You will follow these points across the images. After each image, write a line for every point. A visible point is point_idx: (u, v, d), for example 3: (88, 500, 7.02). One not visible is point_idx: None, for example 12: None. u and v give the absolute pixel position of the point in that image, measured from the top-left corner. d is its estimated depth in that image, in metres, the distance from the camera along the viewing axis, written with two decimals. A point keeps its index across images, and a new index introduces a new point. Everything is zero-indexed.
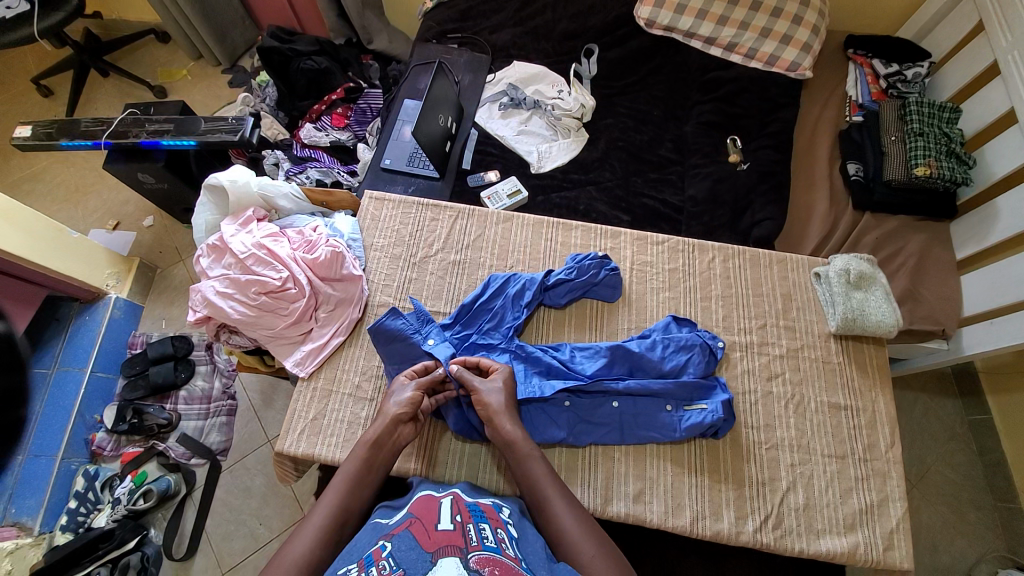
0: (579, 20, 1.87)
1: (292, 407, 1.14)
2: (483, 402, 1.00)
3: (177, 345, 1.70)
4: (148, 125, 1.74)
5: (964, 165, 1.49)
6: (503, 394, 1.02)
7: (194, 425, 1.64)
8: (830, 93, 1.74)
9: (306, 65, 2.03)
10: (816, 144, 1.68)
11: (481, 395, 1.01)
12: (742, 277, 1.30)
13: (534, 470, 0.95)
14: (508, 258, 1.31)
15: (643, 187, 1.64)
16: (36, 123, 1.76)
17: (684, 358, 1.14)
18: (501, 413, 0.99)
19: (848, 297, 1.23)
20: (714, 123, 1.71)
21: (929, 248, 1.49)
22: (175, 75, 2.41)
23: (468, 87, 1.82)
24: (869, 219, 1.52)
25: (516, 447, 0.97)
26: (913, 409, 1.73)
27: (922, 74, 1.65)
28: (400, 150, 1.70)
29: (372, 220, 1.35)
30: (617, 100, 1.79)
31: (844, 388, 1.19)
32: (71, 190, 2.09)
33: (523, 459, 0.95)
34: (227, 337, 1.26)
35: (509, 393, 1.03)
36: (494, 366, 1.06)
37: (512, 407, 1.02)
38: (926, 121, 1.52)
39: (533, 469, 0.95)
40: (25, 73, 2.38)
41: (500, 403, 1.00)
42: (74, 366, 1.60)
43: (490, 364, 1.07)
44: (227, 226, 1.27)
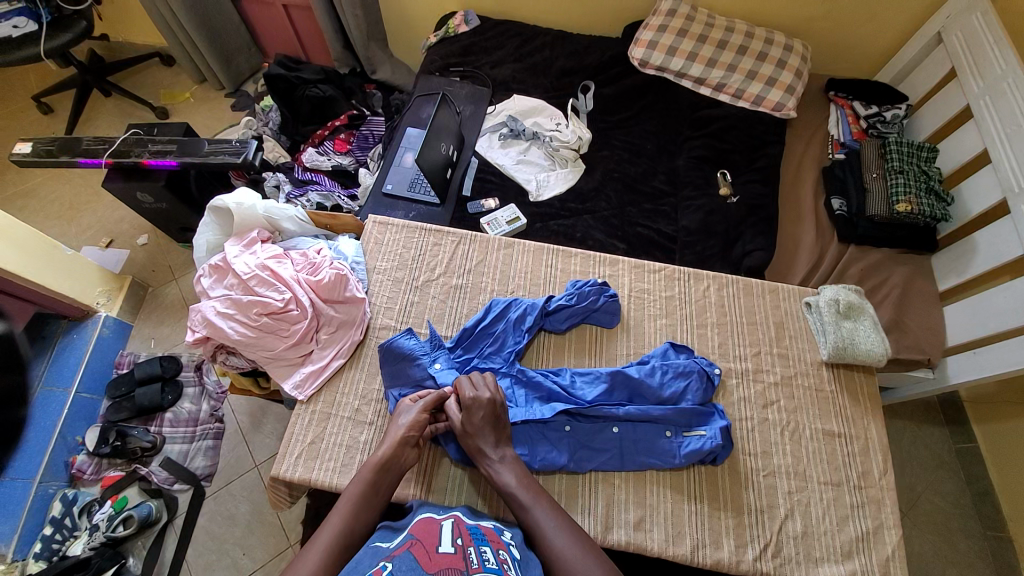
0: (576, 58, 1.97)
1: (290, 430, 1.12)
2: (466, 434, 1.01)
3: (165, 365, 1.67)
4: (151, 145, 1.76)
5: (942, 202, 1.57)
6: (480, 422, 1.02)
7: (179, 449, 1.59)
8: (813, 132, 1.85)
9: (312, 92, 2.09)
10: (801, 179, 1.77)
11: (463, 428, 1.02)
12: (735, 305, 1.34)
13: (517, 496, 0.95)
14: (508, 284, 1.33)
15: (638, 217, 1.69)
16: (37, 140, 1.76)
17: (682, 384, 1.15)
18: (482, 442, 1.01)
19: (839, 326, 1.27)
20: (705, 157, 1.79)
21: (912, 279, 1.56)
22: (177, 97, 2.45)
23: (469, 118, 1.88)
24: (853, 250, 1.59)
25: (499, 475, 0.98)
26: (901, 437, 1.76)
27: (900, 116, 1.75)
28: (402, 175, 1.74)
29: (375, 244, 1.37)
30: (613, 133, 1.86)
31: (837, 416, 1.22)
32: (65, 207, 2.08)
33: (505, 489, 0.96)
34: (223, 358, 1.25)
35: (495, 418, 1.03)
36: (470, 393, 1.03)
37: (495, 433, 1.02)
38: (906, 159, 1.60)
39: (517, 495, 0.95)
40: (25, 91, 2.40)
41: (480, 432, 1.01)
42: (59, 385, 1.56)
43: (472, 395, 1.03)
44: (231, 246, 1.27)
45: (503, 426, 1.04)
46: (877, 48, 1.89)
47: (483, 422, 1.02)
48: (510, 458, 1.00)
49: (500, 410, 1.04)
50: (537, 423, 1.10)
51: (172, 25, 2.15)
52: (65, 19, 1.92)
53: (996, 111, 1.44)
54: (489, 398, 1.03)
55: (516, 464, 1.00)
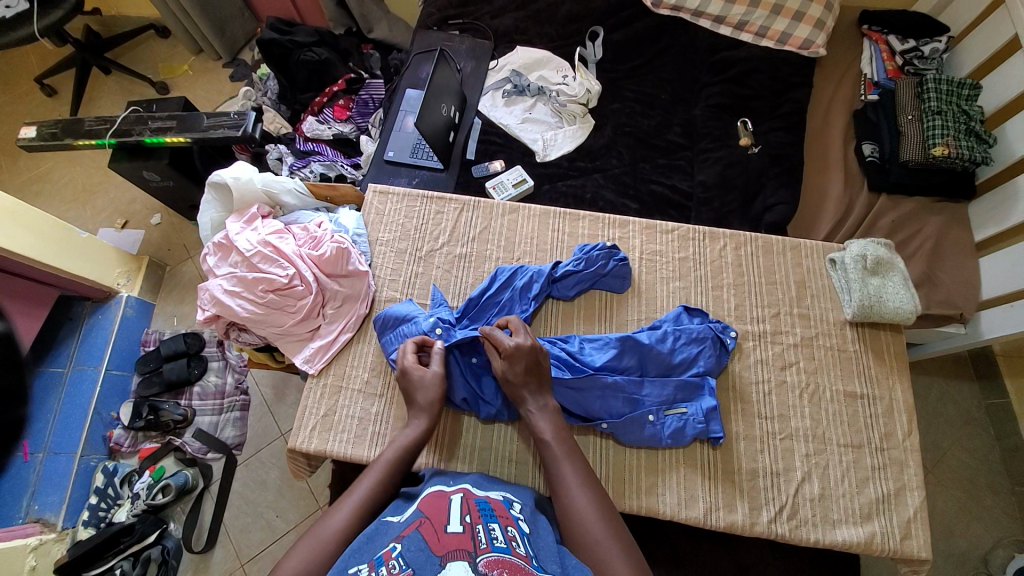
0: (583, 1, 1.82)
1: (303, 403, 1.14)
2: (508, 383, 1.01)
3: (189, 341, 1.71)
4: (151, 122, 1.72)
5: (984, 144, 1.44)
6: (522, 373, 1.01)
7: (209, 420, 1.66)
8: (844, 71, 1.69)
9: (306, 56, 2.00)
10: (830, 125, 1.64)
11: (505, 377, 1.02)
12: (754, 266, 1.27)
13: (551, 447, 0.95)
14: (514, 251, 1.29)
15: (652, 174, 1.60)
16: (40, 124, 1.75)
17: (695, 350, 1.12)
18: (525, 391, 1.01)
19: (865, 284, 1.19)
20: (725, 106, 1.66)
21: (947, 229, 1.46)
22: (176, 71, 2.39)
23: (470, 75, 1.78)
24: (885, 201, 1.49)
25: (534, 422, 0.98)
26: (928, 394, 1.70)
27: (940, 50, 1.59)
28: (403, 141, 1.68)
29: (376, 214, 1.33)
30: (624, 84, 1.74)
31: (860, 376, 1.17)
32: (78, 190, 2.10)
33: (540, 436, 0.97)
34: (235, 335, 1.26)
35: (535, 360, 1.03)
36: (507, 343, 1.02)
37: (537, 380, 1.02)
38: (944, 99, 1.46)
39: (551, 446, 0.95)
40: (27, 72, 2.38)
41: (523, 383, 1.01)
42: (89, 364, 1.62)
43: (513, 343, 1.02)
44: (232, 224, 1.26)
45: (544, 375, 1.04)
46: None
47: (525, 372, 1.01)
48: (549, 407, 1.00)
49: (541, 357, 1.03)
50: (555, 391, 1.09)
51: None
52: None
53: None
54: (534, 343, 1.04)
55: (554, 415, 1.00)
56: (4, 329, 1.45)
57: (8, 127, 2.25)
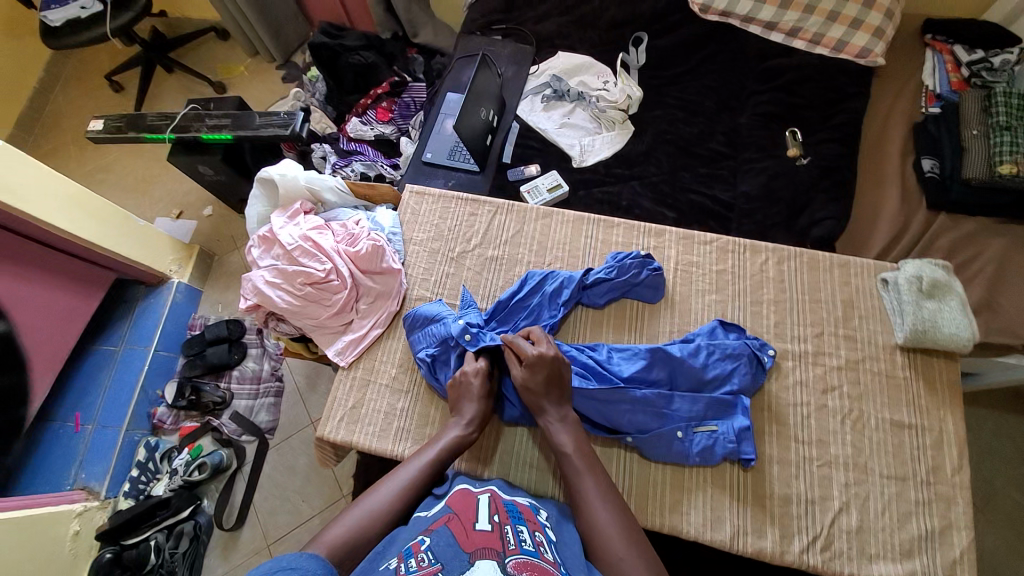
0: (629, 6, 1.79)
1: (333, 393, 1.18)
2: (529, 393, 1.01)
3: (231, 328, 1.79)
4: (208, 119, 1.83)
5: None
6: (543, 383, 1.00)
7: (245, 404, 1.73)
8: (905, 81, 1.60)
9: (354, 59, 2.07)
10: (887, 137, 1.55)
11: (525, 386, 1.01)
12: (796, 282, 1.21)
13: (572, 460, 0.94)
14: (545, 255, 1.29)
15: (691, 183, 1.56)
16: (108, 118, 1.89)
17: (729, 366, 1.08)
18: (545, 401, 1.00)
19: (920, 307, 1.11)
20: (773, 114, 1.60)
21: (1015, 251, 1.35)
22: (232, 71, 2.53)
23: (512, 79, 1.79)
24: (945, 219, 1.39)
25: (556, 434, 0.97)
26: (983, 427, 1.58)
27: (1012, 62, 1.48)
28: (442, 143, 1.71)
29: (412, 214, 1.36)
30: (667, 90, 1.70)
31: (909, 405, 1.09)
32: (140, 180, 2.25)
33: (561, 449, 0.95)
34: (274, 324, 1.32)
35: (557, 370, 1.02)
36: (528, 351, 1.02)
37: (558, 391, 1.01)
38: (1015, 112, 1.37)
39: (572, 459, 0.93)
40: (102, 70, 2.57)
41: (544, 393, 1.00)
42: (139, 344, 1.72)
43: (536, 352, 1.02)
44: (277, 218, 1.32)
45: (566, 385, 1.03)
46: None
47: (546, 382, 1.01)
48: (570, 419, 0.99)
49: (563, 368, 1.03)
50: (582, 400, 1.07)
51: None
52: None
53: None
54: (557, 354, 1.03)
55: (576, 428, 0.99)
56: (64, 313, 1.54)
57: (81, 120, 2.44)
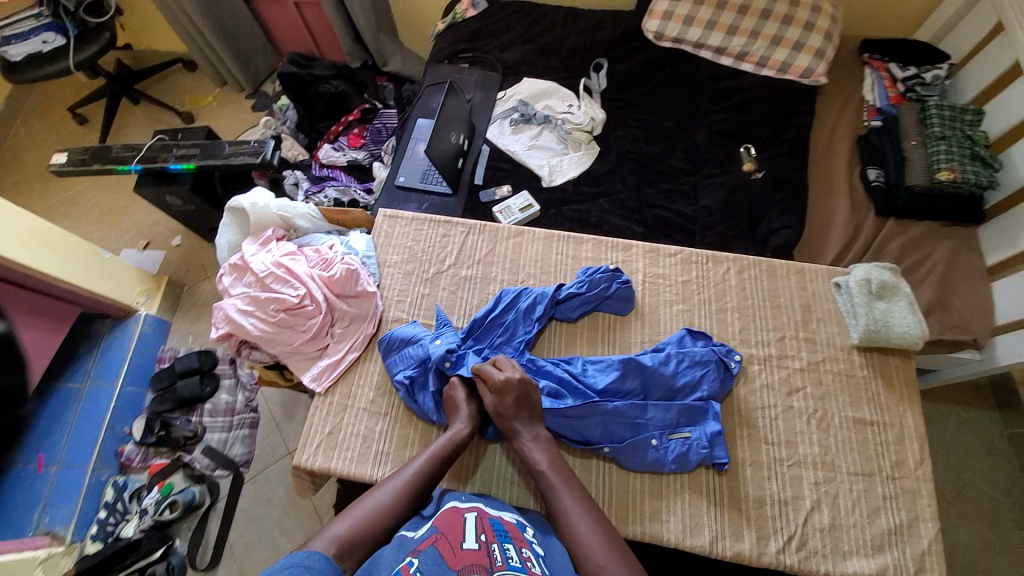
0: (588, 35, 1.89)
1: (309, 421, 1.16)
2: (500, 418, 1.03)
3: (203, 358, 1.74)
4: (176, 150, 1.82)
5: (989, 169, 1.47)
6: (513, 405, 1.03)
7: (219, 437, 1.67)
8: (846, 98, 1.73)
9: (324, 88, 2.11)
10: (834, 151, 1.66)
11: (496, 411, 1.03)
12: (757, 289, 1.27)
13: (547, 476, 0.96)
14: (518, 273, 1.32)
15: (656, 199, 1.63)
16: (71, 150, 1.85)
17: (698, 373, 1.11)
18: (517, 423, 1.03)
19: (871, 308, 1.18)
20: (728, 133, 1.70)
21: (958, 254, 1.46)
22: (201, 101, 2.52)
23: (479, 105, 1.85)
24: (892, 225, 1.49)
25: (530, 453, 0.99)
26: (946, 422, 1.66)
27: (942, 77, 1.63)
28: (414, 167, 1.74)
29: (385, 237, 1.37)
30: (629, 112, 1.79)
31: (869, 403, 1.15)
32: (104, 212, 2.20)
33: (536, 467, 0.97)
34: (247, 353, 1.30)
35: (524, 391, 1.05)
36: (494, 377, 1.05)
37: (529, 413, 1.04)
38: (948, 124, 1.51)
39: (547, 475, 0.96)
40: (63, 102, 2.53)
41: (514, 416, 1.03)
42: (106, 380, 1.65)
43: (502, 377, 1.05)
44: (248, 246, 1.32)
45: (535, 406, 1.05)
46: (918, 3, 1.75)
47: (516, 405, 1.03)
48: (543, 437, 1.02)
49: (532, 390, 1.05)
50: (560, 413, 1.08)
51: (189, 29, 2.22)
52: (89, 32, 2.00)
53: None
54: (523, 378, 1.06)
55: (549, 445, 1.01)
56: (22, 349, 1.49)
57: (42, 153, 2.38)
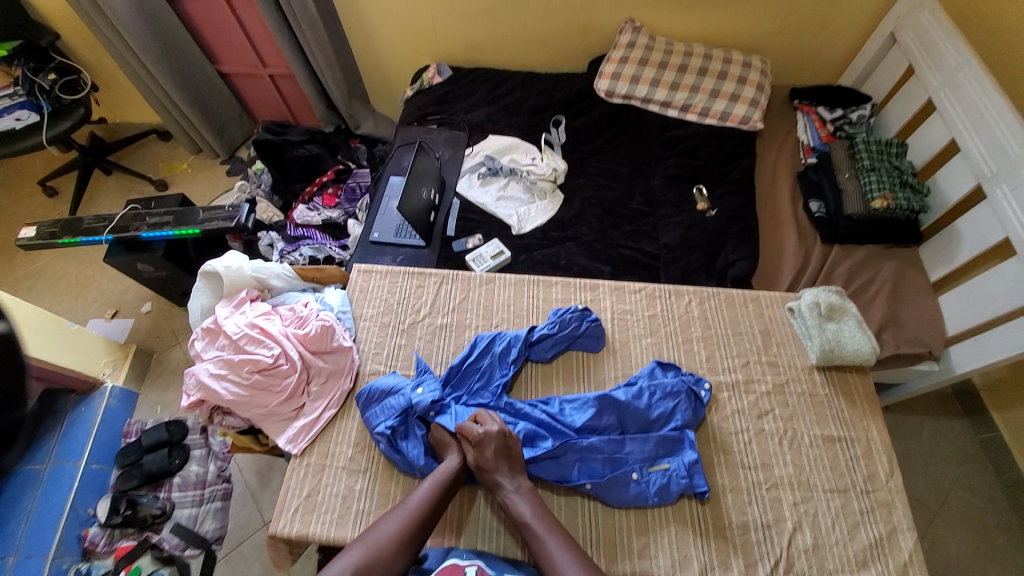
0: (546, 95, 2.06)
1: (285, 485, 1.12)
2: (481, 471, 1.04)
3: (171, 430, 1.68)
4: (149, 218, 1.84)
5: (919, 195, 1.59)
6: (493, 458, 1.04)
7: (189, 513, 1.58)
8: (783, 139, 1.90)
9: (299, 152, 2.19)
10: (777, 187, 1.81)
11: (477, 465, 1.04)
12: (719, 318, 1.34)
13: (531, 526, 0.97)
14: (492, 317, 1.35)
15: (620, 239, 1.72)
16: (40, 224, 1.85)
17: (671, 404, 1.15)
18: (499, 475, 1.03)
19: (823, 329, 1.26)
20: (680, 176, 1.84)
21: (902, 272, 1.58)
22: (176, 169, 2.57)
23: (449, 161, 1.96)
24: (838, 250, 1.61)
25: (513, 505, 1.00)
26: (920, 433, 1.71)
27: (867, 116, 1.81)
28: (388, 222, 1.81)
29: (361, 291, 1.40)
30: (588, 162, 1.92)
31: (835, 419, 1.19)
32: (72, 283, 2.17)
33: (519, 519, 0.98)
34: (219, 419, 1.27)
35: (502, 442, 1.06)
36: (474, 433, 1.06)
37: (509, 464, 1.05)
38: (876, 157, 1.64)
39: (531, 525, 0.97)
40: (33, 176, 2.54)
41: (495, 467, 1.04)
42: (70, 459, 1.57)
43: (482, 430, 1.06)
44: (221, 308, 1.33)
45: (516, 457, 1.06)
46: (833, 56, 1.98)
47: (495, 457, 1.04)
48: (525, 488, 1.03)
49: (510, 441, 1.06)
50: (546, 458, 1.09)
51: (164, 102, 2.30)
52: (63, 108, 2.07)
53: (956, 101, 1.48)
54: (502, 430, 1.07)
55: (532, 495, 1.02)
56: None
57: (8, 228, 2.36)
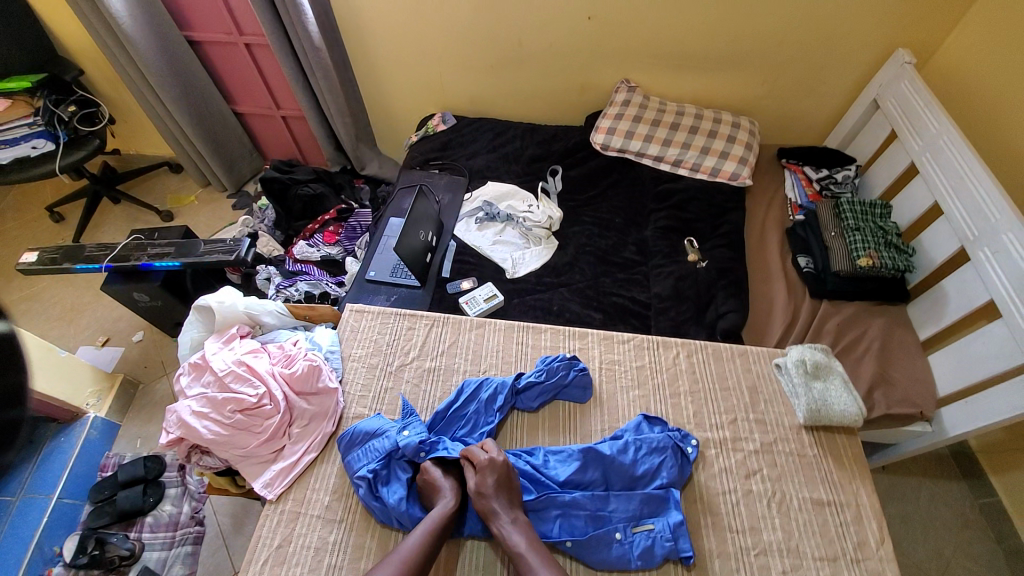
0: (545, 146, 2.14)
1: (257, 534, 1.09)
2: (480, 498, 1.04)
3: (149, 466, 1.63)
4: (151, 248, 1.87)
5: (905, 255, 1.63)
6: (493, 486, 1.05)
7: (157, 557, 1.50)
8: (771, 196, 1.97)
9: (303, 191, 2.26)
10: (766, 242, 1.85)
11: (477, 493, 1.05)
12: (706, 372, 1.34)
13: (526, 558, 0.97)
14: (480, 363, 1.35)
15: (613, 287, 1.75)
16: (42, 250, 1.88)
17: (657, 460, 1.13)
18: (496, 505, 1.03)
19: (809, 388, 1.26)
20: (672, 228, 1.89)
21: (890, 330, 1.59)
22: (183, 201, 2.63)
23: (448, 205, 2.01)
24: (827, 306, 1.64)
25: (508, 536, 0.99)
26: (917, 495, 1.67)
27: (851, 176, 1.88)
28: (384, 263, 1.84)
29: (351, 332, 1.41)
30: (583, 211, 1.98)
31: (824, 482, 1.17)
32: (66, 309, 2.17)
33: (515, 550, 0.98)
34: (197, 458, 1.24)
35: (504, 472, 1.07)
36: (479, 459, 1.08)
37: (508, 494, 1.05)
38: (861, 217, 1.69)
39: (527, 557, 0.97)
40: (41, 202, 2.60)
41: (494, 497, 1.04)
42: (42, 492, 1.52)
43: (486, 456, 1.08)
44: (210, 344, 1.33)
45: (515, 487, 1.07)
46: (818, 120, 2.09)
47: (496, 485, 1.05)
48: (521, 519, 1.03)
49: (512, 473, 1.07)
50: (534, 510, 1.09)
51: (178, 136, 2.39)
52: (79, 139, 2.15)
53: (938, 167, 1.53)
54: (505, 459, 1.08)
55: (527, 527, 1.03)
56: None
57: (10, 251, 2.39)
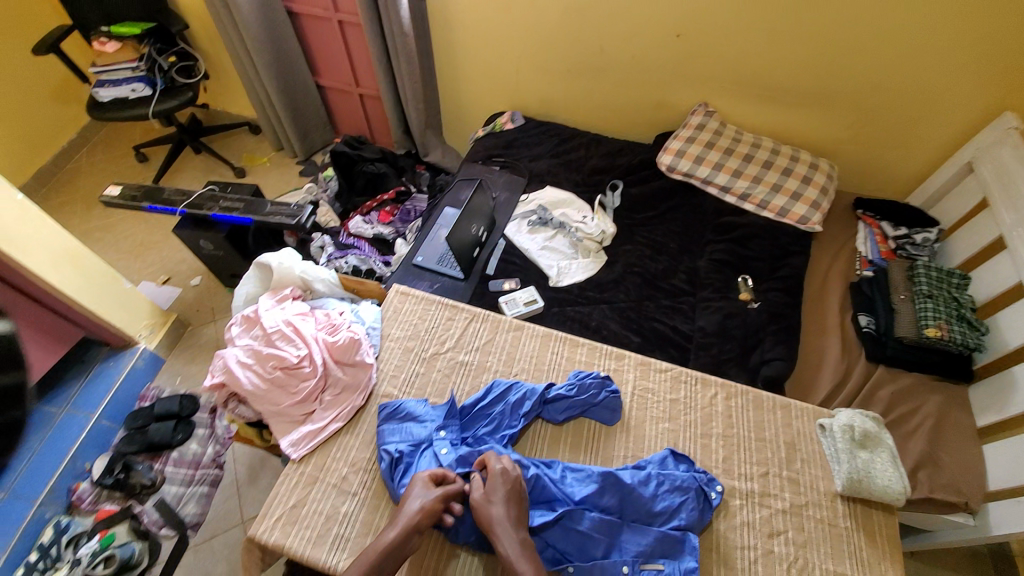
0: (609, 159, 2.11)
1: (275, 490, 1.14)
2: (485, 504, 1.02)
3: (183, 404, 1.73)
4: (222, 201, 1.98)
5: (976, 331, 1.51)
6: (502, 497, 1.03)
7: (174, 492, 1.61)
8: (841, 245, 1.86)
9: (368, 168, 2.34)
10: (827, 292, 1.75)
11: (483, 499, 1.03)
12: (743, 418, 1.28)
13: None
14: (512, 365, 1.36)
15: (655, 312, 1.71)
16: (126, 186, 2.03)
17: (677, 500, 1.10)
18: (501, 517, 1.00)
19: (853, 456, 1.18)
20: (726, 262, 1.82)
21: (949, 410, 1.48)
22: (255, 160, 2.78)
23: (503, 204, 2.03)
24: (883, 373, 1.54)
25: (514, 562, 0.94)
26: None
27: (931, 240, 1.76)
28: (433, 250, 1.88)
29: (393, 312, 1.44)
30: (637, 230, 1.94)
31: (850, 557, 1.11)
32: (136, 244, 2.34)
33: None
34: (232, 406, 1.31)
35: (514, 486, 1.05)
36: (493, 465, 1.07)
37: (517, 509, 1.03)
38: (935, 284, 1.60)
39: None
40: (130, 141, 2.80)
41: (500, 506, 1.01)
42: (83, 411, 1.66)
43: (499, 465, 1.07)
44: (264, 300, 1.40)
45: (523, 504, 1.04)
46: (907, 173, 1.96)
47: (505, 497, 1.03)
48: (525, 541, 0.98)
49: (521, 486, 1.06)
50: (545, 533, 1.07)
51: (263, 99, 2.53)
52: (175, 88, 2.29)
53: None
54: (516, 473, 1.07)
55: (532, 554, 0.97)
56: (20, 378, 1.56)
57: (98, 183, 2.60)
